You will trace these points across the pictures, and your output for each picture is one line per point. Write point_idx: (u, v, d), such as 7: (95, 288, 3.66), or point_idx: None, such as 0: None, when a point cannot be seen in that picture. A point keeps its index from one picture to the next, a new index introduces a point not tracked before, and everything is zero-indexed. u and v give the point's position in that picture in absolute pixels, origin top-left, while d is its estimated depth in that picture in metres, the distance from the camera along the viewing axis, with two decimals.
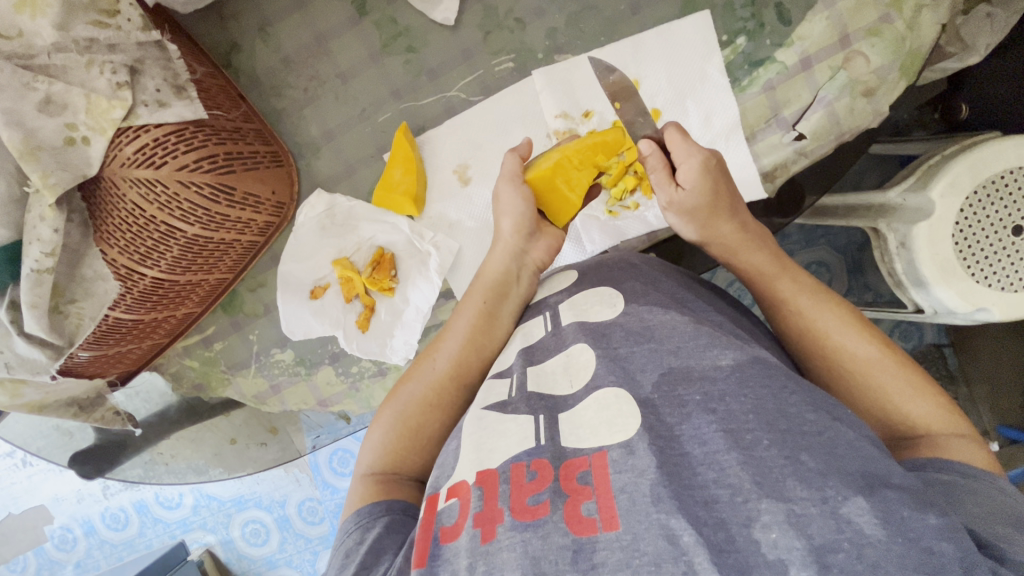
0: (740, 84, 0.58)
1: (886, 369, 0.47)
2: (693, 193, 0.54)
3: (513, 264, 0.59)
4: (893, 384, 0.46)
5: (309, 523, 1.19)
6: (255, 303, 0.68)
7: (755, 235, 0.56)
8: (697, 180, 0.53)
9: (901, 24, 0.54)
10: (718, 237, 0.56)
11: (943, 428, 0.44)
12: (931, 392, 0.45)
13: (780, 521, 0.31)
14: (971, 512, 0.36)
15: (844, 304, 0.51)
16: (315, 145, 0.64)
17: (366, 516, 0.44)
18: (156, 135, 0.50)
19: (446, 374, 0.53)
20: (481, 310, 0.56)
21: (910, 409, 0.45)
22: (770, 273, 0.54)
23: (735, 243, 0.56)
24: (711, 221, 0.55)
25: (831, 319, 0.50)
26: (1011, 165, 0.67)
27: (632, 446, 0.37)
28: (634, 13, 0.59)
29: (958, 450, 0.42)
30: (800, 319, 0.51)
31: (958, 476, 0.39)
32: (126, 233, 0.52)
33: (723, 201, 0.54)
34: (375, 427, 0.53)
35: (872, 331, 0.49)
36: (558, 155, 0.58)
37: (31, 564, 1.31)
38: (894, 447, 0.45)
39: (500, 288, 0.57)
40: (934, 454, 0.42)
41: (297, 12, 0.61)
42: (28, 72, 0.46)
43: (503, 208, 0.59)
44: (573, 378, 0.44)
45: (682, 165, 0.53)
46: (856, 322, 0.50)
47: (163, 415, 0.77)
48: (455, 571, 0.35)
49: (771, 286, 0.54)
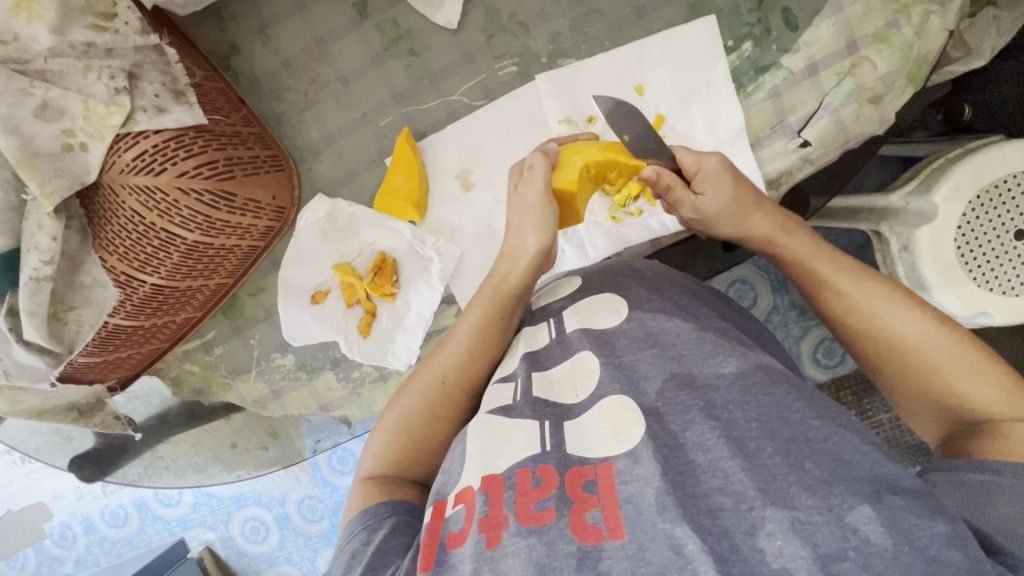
0: (745, 90, 0.58)
1: (940, 348, 0.46)
2: (715, 198, 0.54)
3: (532, 275, 0.57)
4: (949, 365, 0.45)
5: (308, 520, 1.19)
6: (255, 308, 0.68)
7: (789, 221, 0.55)
8: (715, 186, 0.53)
9: (909, 30, 0.53)
10: (751, 231, 0.56)
11: (1005, 410, 0.42)
12: (993, 373, 0.44)
13: (786, 529, 0.31)
14: (999, 514, 0.35)
15: (892, 283, 0.50)
16: (315, 149, 0.63)
17: (371, 517, 0.44)
18: (155, 141, 0.49)
19: (451, 384, 0.53)
20: (488, 316, 0.55)
21: (969, 390, 0.44)
22: (805, 257, 0.54)
23: (770, 232, 0.55)
24: (742, 217, 0.55)
25: (875, 298, 0.50)
26: (1014, 170, 0.66)
27: (637, 455, 0.36)
28: (639, 17, 0.58)
29: (1017, 435, 0.40)
30: (841, 300, 0.51)
31: (993, 476, 0.37)
32: (124, 240, 0.52)
33: (749, 198, 0.54)
34: (377, 433, 0.52)
35: (925, 309, 0.48)
36: (581, 161, 0.56)
37: (31, 561, 1.32)
38: (954, 432, 0.44)
39: (514, 299, 0.56)
40: (990, 443, 0.40)
41: (297, 14, 0.60)
42: (25, 77, 0.45)
43: (526, 223, 0.57)
44: (577, 388, 0.44)
45: (698, 170, 0.54)
46: (905, 300, 0.49)
47: (163, 418, 0.77)
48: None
49: (810, 268, 0.53)
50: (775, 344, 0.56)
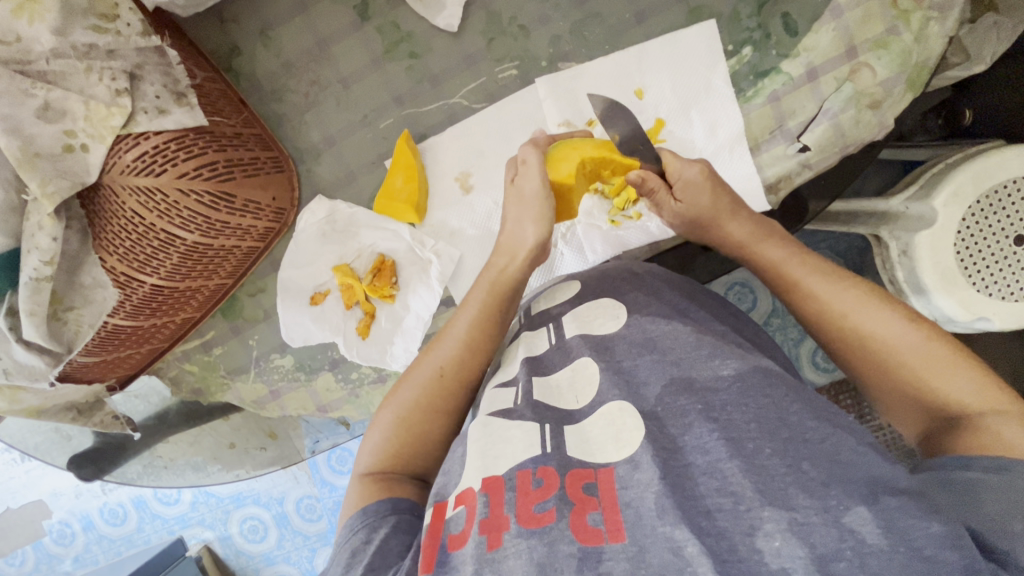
0: (744, 95, 0.58)
1: (912, 345, 0.46)
2: (688, 206, 0.56)
3: (528, 268, 0.57)
4: (921, 362, 0.45)
5: (306, 520, 1.19)
6: (255, 308, 0.68)
7: (764, 228, 0.56)
8: (693, 193, 0.55)
9: (908, 36, 0.53)
10: (725, 236, 0.57)
11: (982, 405, 0.42)
12: (966, 367, 0.44)
13: (784, 530, 0.31)
14: (989, 512, 0.35)
15: (863, 283, 0.50)
16: (316, 150, 0.63)
17: (372, 515, 0.44)
18: (156, 143, 0.50)
19: (450, 377, 0.53)
20: (484, 309, 0.55)
21: (944, 386, 0.44)
22: (780, 262, 0.54)
23: (744, 238, 0.56)
24: (716, 224, 0.56)
25: (847, 298, 0.49)
26: (1014, 175, 0.66)
27: (637, 460, 0.37)
28: (639, 21, 0.58)
29: (995, 429, 0.40)
30: (817, 301, 0.51)
31: (982, 472, 0.37)
32: (125, 240, 0.52)
33: (727, 204, 0.55)
34: (374, 429, 0.52)
35: (896, 307, 0.48)
36: (578, 157, 0.57)
37: (29, 558, 1.32)
38: (932, 428, 0.44)
39: (506, 294, 0.56)
40: (968, 439, 0.40)
41: (298, 16, 0.61)
42: (26, 78, 0.46)
43: (524, 215, 0.57)
44: (579, 393, 0.44)
45: (680, 178, 0.55)
46: (875, 299, 0.49)
47: (161, 417, 0.77)
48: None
49: (784, 272, 0.54)
50: (773, 346, 0.56)
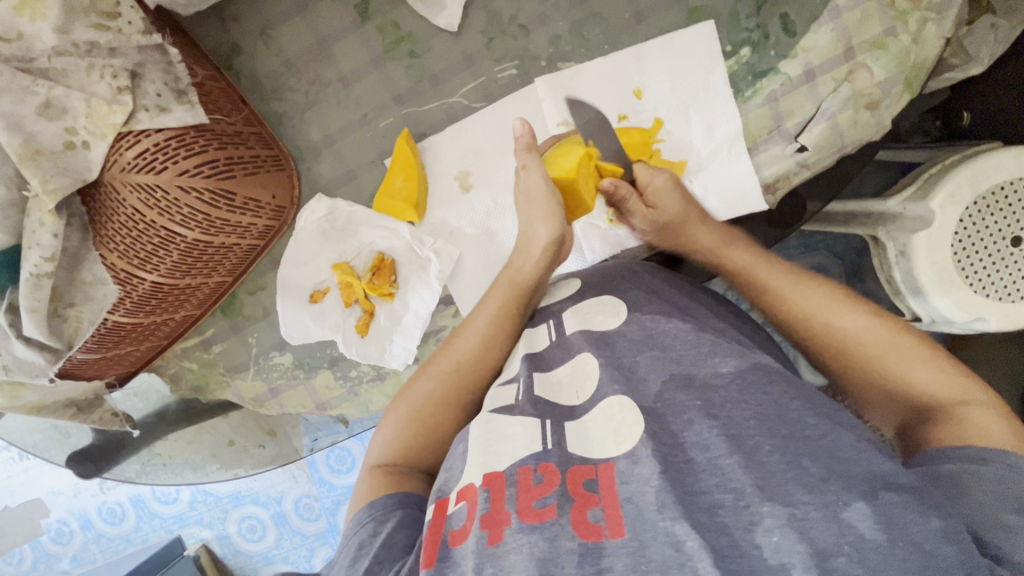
0: (743, 94, 0.58)
1: (881, 340, 0.46)
2: (660, 211, 0.59)
3: (545, 268, 0.58)
4: (890, 357, 0.46)
5: (305, 519, 1.19)
6: (255, 306, 0.68)
7: (732, 235, 0.59)
8: (665, 198, 0.58)
9: (906, 37, 0.54)
10: (695, 242, 0.59)
11: (950, 394, 0.43)
12: (932, 359, 0.45)
13: (783, 525, 0.32)
14: (979, 501, 0.35)
15: (828, 282, 0.52)
16: (316, 149, 0.64)
17: (379, 508, 0.44)
18: (157, 140, 0.50)
19: (465, 371, 0.53)
20: (506, 303, 0.55)
21: (913, 379, 0.44)
22: (748, 266, 0.56)
23: (712, 244, 0.58)
24: (686, 229, 0.59)
25: (816, 296, 0.50)
26: (1011, 176, 0.67)
27: (636, 455, 0.37)
28: (638, 21, 0.58)
29: (966, 420, 0.40)
30: (786, 300, 0.52)
31: (964, 463, 0.38)
32: (126, 236, 0.52)
33: (696, 211, 0.58)
34: (387, 421, 0.53)
35: (861, 304, 0.49)
36: (581, 151, 0.58)
37: (27, 557, 1.32)
38: (905, 423, 0.45)
39: (524, 289, 0.57)
40: (941, 431, 0.41)
41: (299, 15, 0.61)
42: (28, 75, 0.46)
43: (538, 215, 0.58)
44: (579, 389, 0.45)
45: (650, 185, 0.59)
46: (841, 297, 0.50)
47: (161, 415, 0.77)
48: (462, 572, 0.35)
49: (755, 274, 0.55)
50: (773, 343, 0.57)
